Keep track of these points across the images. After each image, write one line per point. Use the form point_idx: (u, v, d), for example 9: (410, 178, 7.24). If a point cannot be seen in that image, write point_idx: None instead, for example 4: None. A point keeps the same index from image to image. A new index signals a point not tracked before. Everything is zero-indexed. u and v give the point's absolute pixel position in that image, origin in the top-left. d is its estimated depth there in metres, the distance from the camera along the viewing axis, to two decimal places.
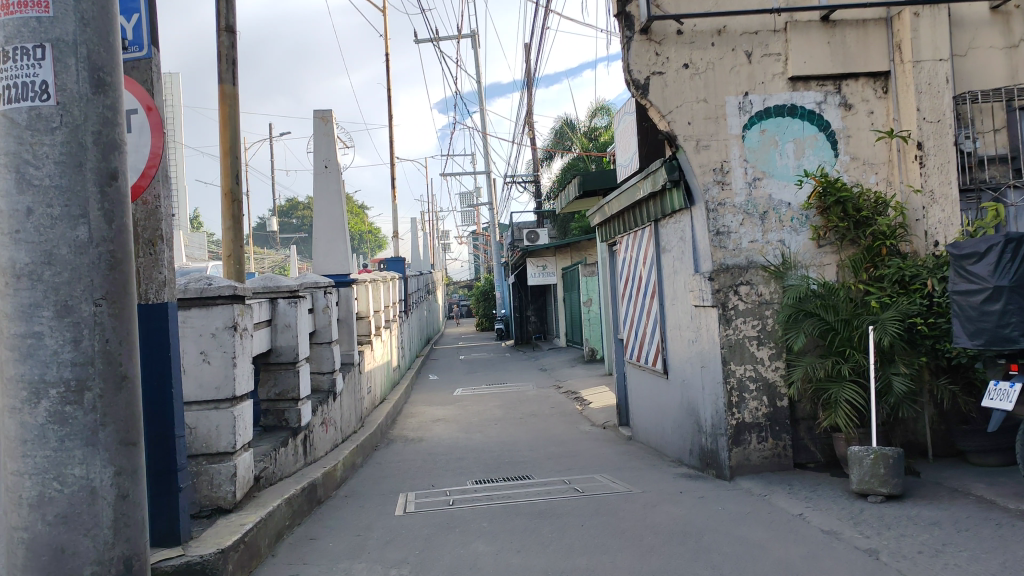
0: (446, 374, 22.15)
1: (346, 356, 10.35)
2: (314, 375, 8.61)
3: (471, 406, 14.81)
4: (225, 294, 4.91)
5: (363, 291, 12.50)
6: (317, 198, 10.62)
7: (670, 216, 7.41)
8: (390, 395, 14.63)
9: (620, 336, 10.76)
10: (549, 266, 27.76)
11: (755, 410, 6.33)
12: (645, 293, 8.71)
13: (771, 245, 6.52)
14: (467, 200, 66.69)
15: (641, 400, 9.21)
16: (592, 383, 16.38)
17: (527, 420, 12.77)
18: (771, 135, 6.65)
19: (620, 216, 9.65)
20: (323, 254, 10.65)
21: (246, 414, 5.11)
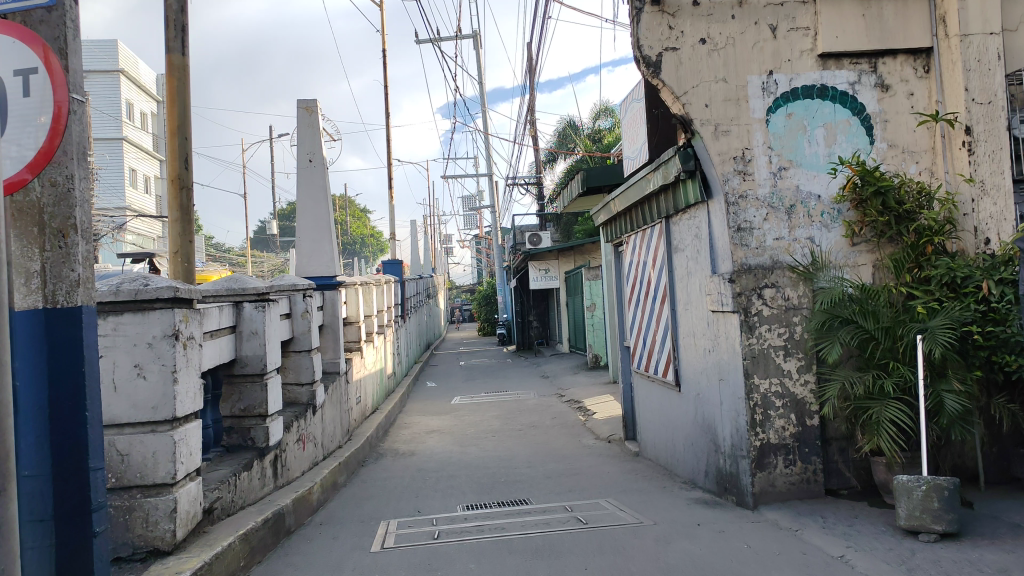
0: (445, 381, 21.37)
1: (331, 365, 9.60)
2: (292, 387, 7.86)
3: (469, 417, 14.05)
4: (164, 297, 4.17)
5: (353, 295, 11.76)
6: (301, 194, 9.89)
7: (684, 211, 6.65)
8: (383, 405, 13.89)
9: (626, 343, 10.01)
10: (552, 270, 27.01)
11: (782, 429, 5.56)
12: (654, 298, 7.95)
13: (799, 244, 5.78)
14: (470, 204, 66.01)
15: (649, 414, 8.45)
16: (596, 392, 15.62)
17: (527, 432, 12.01)
18: (799, 119, 5.88)
19: (628, 214, 8.89)
20: (307, 255, 9.91)
21: (192, 439, 4.38)
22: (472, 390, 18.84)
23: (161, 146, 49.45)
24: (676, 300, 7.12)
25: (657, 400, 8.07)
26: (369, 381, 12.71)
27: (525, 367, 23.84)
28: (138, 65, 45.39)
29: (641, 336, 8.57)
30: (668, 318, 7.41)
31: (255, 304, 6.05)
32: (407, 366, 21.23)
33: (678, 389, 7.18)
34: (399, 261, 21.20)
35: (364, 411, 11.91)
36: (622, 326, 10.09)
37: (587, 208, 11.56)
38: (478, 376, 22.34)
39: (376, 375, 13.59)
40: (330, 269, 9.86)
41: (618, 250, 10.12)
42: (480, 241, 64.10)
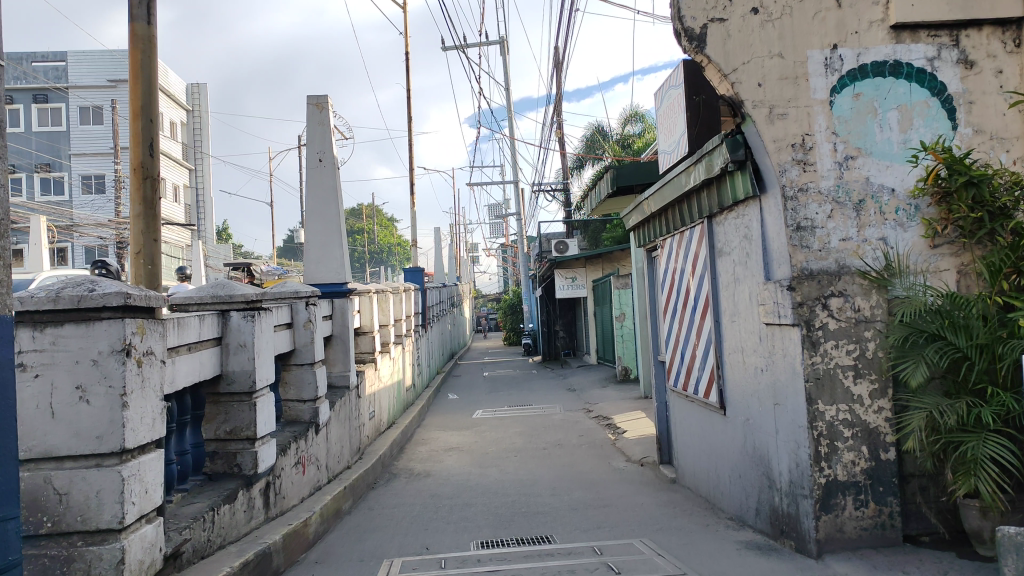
0: (468, 393, 20.65)
1: (340, 379, 8.90)
2: (293, 405, 7.16)
3: (491, 433, 13.28)
4: (112, 305, 3.44)
5: (367, 304, 11.06)
6: (310, 195, 9.20)
7: (730, 209, 5.82)
8: (400, 420, 13.17)
9: (660, 355, 9.21)
10: (579, 278, 26.17)
11: (852, 465, 4.74)
12: (694, 308, 7.13)
13: (870, 245, 4.95)
14: (496, 212, 65.38)
15: (688, 437, 7.63)
16: (626, 407, 14.76)
17: (552, 452, 11.20)
18: (868, 100, 5.05)
19: (663, 216, 8.08)
20: (315, 260, 9.23)
21: (148, 475, 3.65)
22: (495, 404, 18.08)
23: (188, 153, 49.52)
24: (720, 310, 6.30)
25: (697, 422, 7.26)
26: (385, 396, 11.99)
27: (551, 379, 23.03)
28: (165, 72, 45.48)
29: (679, 351, 7.76)
30: (710, 331, 6.59)
31: (243, 313, 5.34)
32: (428, 377, 20.52)
33: (724, 411, 6.35)
34: (420, 269, 20.52)
35: (378, 428, 11.19)
36: (656, 338, 9.27)
37: (617, 211, 10.75)
38: (502, 388, 21.58)
39: (392, 389, 12.87)
40: (340, 275, 9.17)
41: (651, 256, 9.30)
42: (506, 249, 63.43)
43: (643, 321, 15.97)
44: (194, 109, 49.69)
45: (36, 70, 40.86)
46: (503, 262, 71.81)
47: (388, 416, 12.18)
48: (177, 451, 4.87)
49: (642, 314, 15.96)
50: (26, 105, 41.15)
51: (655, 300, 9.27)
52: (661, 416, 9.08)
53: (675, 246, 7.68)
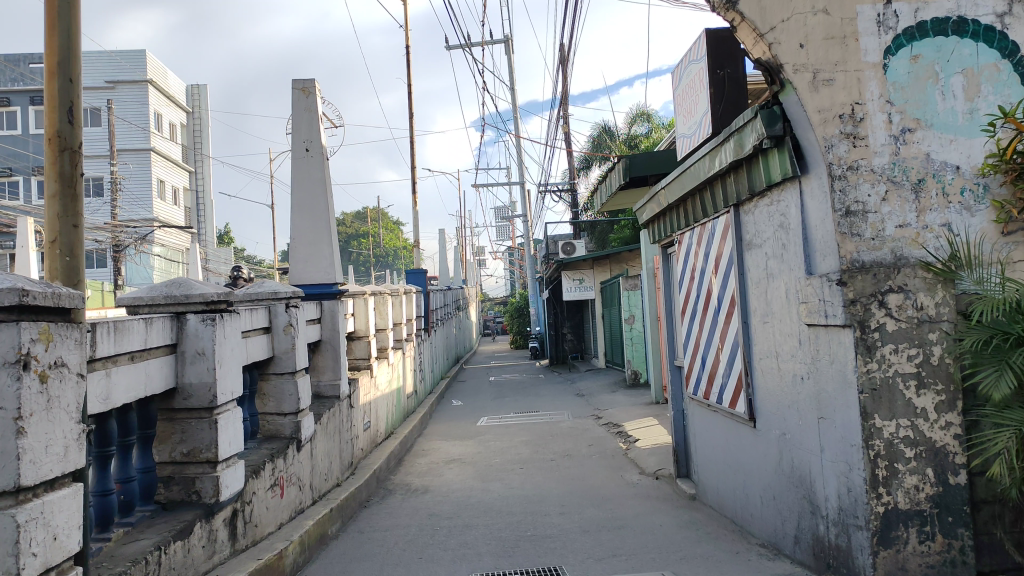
0: (472, 398, 19.93)
1: (330, 389, 8.19)
2: (272, 419, 6.43)
3: (495, 442, 12.54)
4: (5, 306, 2.73)
5: (361, 306, 10.35)
6: (297, 188, 8.47)
7: (761, 195, 5.09)
8: (400, 429, 12.44)
9: (676, 360, 8.47)
10: (586, 279, 25.40)
11: (915, 491, 3.98)
12: (717, 309, 6.39)
13: (932, 232, 4.21)
14: (501, 214, 64.69)
15: (710, 451, 6.89)
16: (637, 414, 13.99)
17: (560, 464, 10.45)
18: (929, 63, 4.30)
19: (681, 208, 7.35)
20: (302, 258, 8.50)
21: (58, 518, 2.94)
22: (500, 410, 17.34)
23: (190, 156, 49.05)
24: (749, 310, 5.56)
25: (720, 435, 6.50)
26: (382, 404, 11.27)
27: (558, 384, 22.27)
28: (166, 75, 45.02)
29: (699, 356, 7.01)
30: (736, 334, 5.84)
31: (203, 317, 4.64)
32: (431, 383, 19.81)
33: (754, 424, 5.60)
34: (422, 271, 19.81)
35: (374, 439, 10.46)
36: (672, 341, 8.53)
37: (628, 206, 10.01)
38: (507, 393, 20.84)
39: (390, 397, 12.15)
40: (330, 275, 8.48)
41: (666, 252, 8.56)
42: (512, 251, 62.71)
43: (655, 323, 15.20)
44: (196, 111, 49.24)
45: None
46: (509, 264, 71.08)
47: (385, 426, 11.45)
48: (120, 478, 4.26)
49: (653, 316, 15.19)
50: (26, 108, 40.86)
51: (670, 300, 8.52)
52: (678, 426, 8.33)
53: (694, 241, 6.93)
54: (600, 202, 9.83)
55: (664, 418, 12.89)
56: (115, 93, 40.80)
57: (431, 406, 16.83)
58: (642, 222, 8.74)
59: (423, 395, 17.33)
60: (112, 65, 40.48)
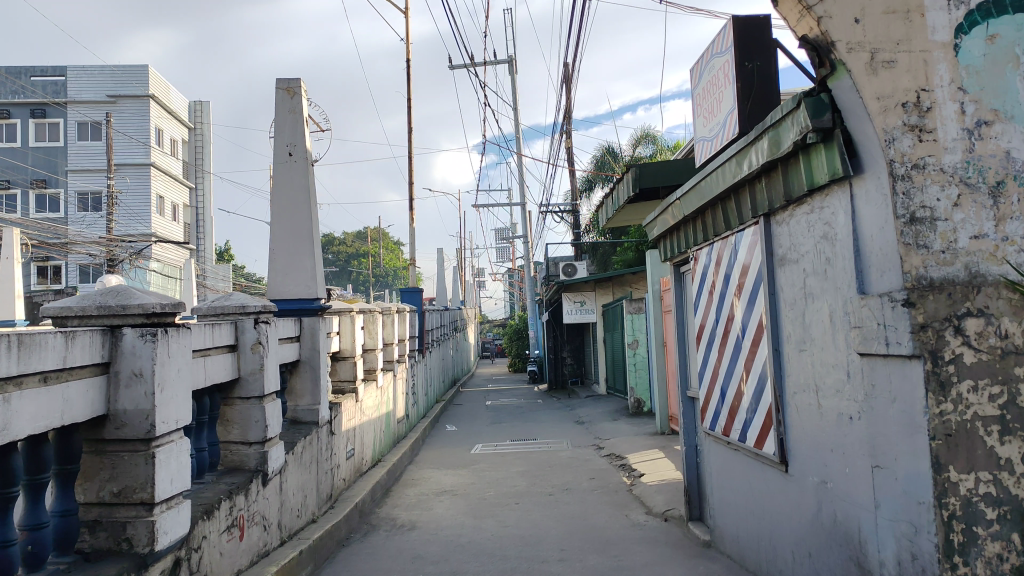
0: (467, 424, 19.13)
1: (307, 414, 7.45)
2: (235, 449, 5.68)
3: (489, 473, 11.74)
4: None
5: (347, 324, 9.57)
6: (277, 194, 7.76)
7: (799, 202, 4.40)
8: (388, 456, 11.66)
9: (688, 389, 7.75)
10: (588, 303, 24.63)
11: (999, 561, 3.17)
12: (740, 334, 5.69)
13: (1016, 245, 3.44)
14: (502, 235, 64.12)
15: (730, 494, 6.13)
16: (641, 445, 13.21)
17: (559, 499, 9.67)
18: (1007, 46, 3.58)
19: (696, 222, 6.67)
20: (281, 271, 7.77)
21: None
22: (496, 437, 16.53)
23: (189, 171, 48.56)
24: (780, 336, 4.84)
25: (742, 476, 5.76)
26: (368, 430, 10.51)
27: (557, 410, 21.46)
28: (168, 89, 44.62)
29: (718, 386, 6.29)
30: (765, 362, 5.12)
31: (142, 332, 3.92)
32: (426, 407, 19.00)
33: (786, 467, 4.86)
34: (418, 290, 19.03)
35: (357, 469, 9.66)
36: (683, 368, 7.81)
37: (637, 222, 9.32)
38: (505, 419, 20.03)
39: (378, 423, 11.35)
40: (311, 289, 7.73)
41: (678, 272, 7.86)
42: (513, 273, 62.07)
43: (660, 347, 14.45)
44: (196, 126, 48.80)
45: (35, 84, 40.11)
46: (510, 285, 70.33)
47: (372, 454, 10.65)
48: (28, 524, 3.43)
49: (659, 341, 14.45)
50: (23, 120, 40.45)
51: (682, 323, 7.82)
52: (690, 462, 7.58)
53: (714, 257, 6.24)
54: (606, 216, 9.12)
55: (669, 451, 12.11)
56: (115, 105, 40.40)
57: (424, 431, 16.02)
58: (651, 239, 8.04)
59: (416, 420, 16.52)
60: (112, 78, 40.15)
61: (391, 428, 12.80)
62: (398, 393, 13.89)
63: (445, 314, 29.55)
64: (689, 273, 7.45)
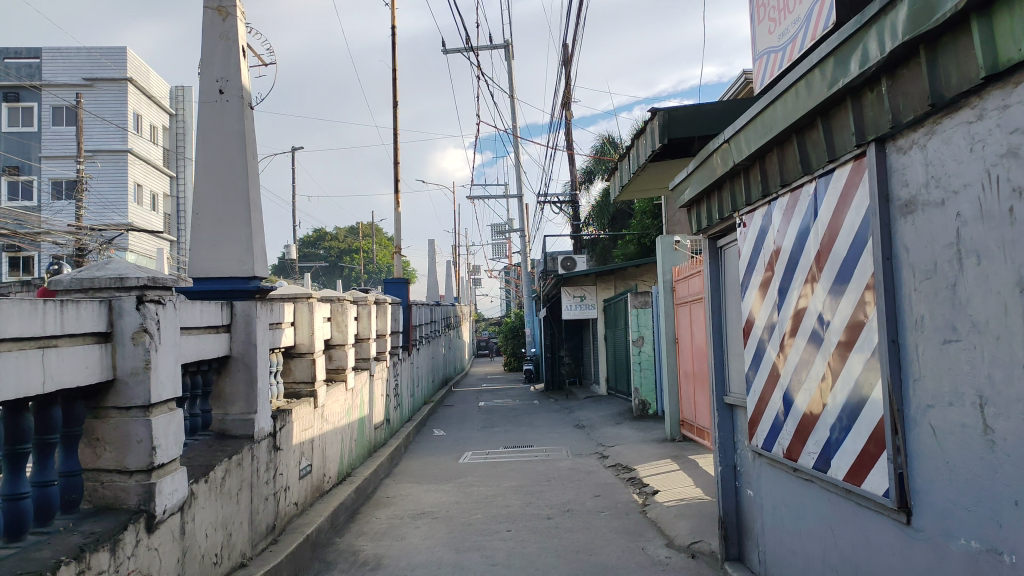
0: (456, 427, 17.43)
1: (239, 427, 5.85)
2: (113, 482, 4.06)
3: (476, 488, 10.10)
4: None
5: (303, 315, 7.91)
6: (203, 143, 6.09)
7: (957, 105, 2.78)
8: (359, 470, 9.98)
9: (728, 395, 6.10)
10: (588, 297, 22.77)
11: None
12: (820, 319, 4.05)
13: None
14: (498, 231, 62.56)
15: (798, 539, 4.46)
16: (651, 455, 11.54)
17: (559, 524, 8.00)
18: None
19: (746, 175, 5.03)
20: (208, 242, 6.07)
21: None
22: (487, 443, 14.90)
23: (173, 162, 46.89)
24: (902, 320, 3.20)
25: (820, 520, 4.11)
26: (332, 439, 8.83)
27: (554, 412, 19.84)
28: (150, 75, 42.96)
29: (780, 393, 4.65)
30: (869, 362, 3.48)
31: None
32: (411, 409, 17.32)
33: (908, 518, 3.22)
34: (403, 281, 17.29)
35: (315, 489, 8.00)
36: (720, 368, 6.17)
37: (663, 186, 7.67)
38: (497, 422, 18.40)
39: (346, 431, 9.66)
40: (246, 265, 6.04)
41: (715, 247, 6.23)
42: (509, 270, 60.38)
43: (672, 345, 12.82)
44: (180, 114, 47.15)
45: (10, 67, 38.36)
46: (505, 283, 68.72)
47: (337, 469, 8.99)
48: None
49: (671, 337, 12.82)
50: None
51: (720, 312, 6.18)
52: (728, 488, 5.91)
53: (776, 216, 4.61)
54: (624, 179, 7.49)
55: (685, 463, 10.48)
56: (93, 90, 38.79)
57: (406, 437, 14.35)
58: (682, 204, 6.40)
59: (397, 424, 14.86)
60: (91, 61, 38.48)
61: (365, 436, 11.14)
62: (376, 397, 12.19)
63: (436, 309, 27.84)
64: (733, 247, 5.81)
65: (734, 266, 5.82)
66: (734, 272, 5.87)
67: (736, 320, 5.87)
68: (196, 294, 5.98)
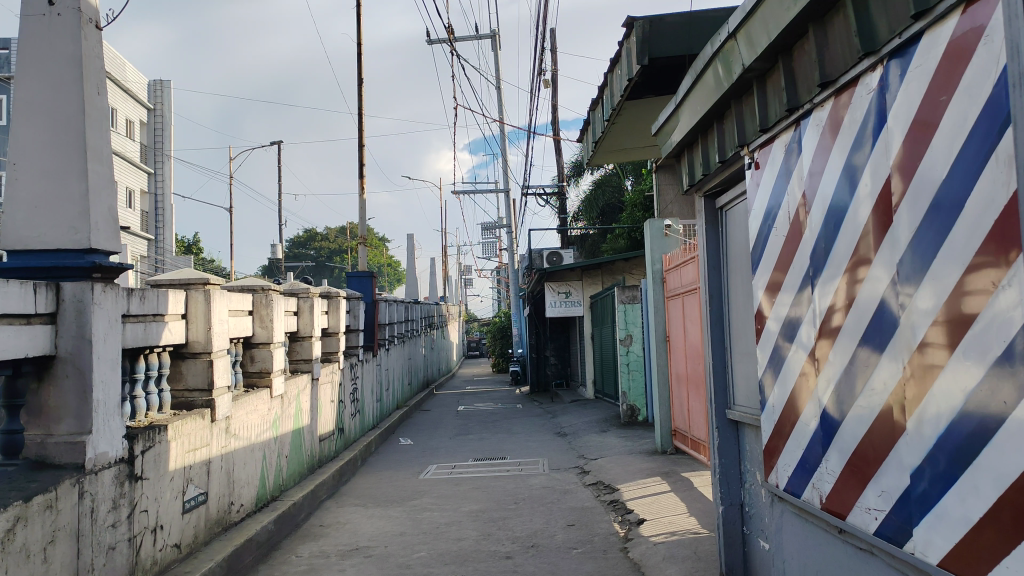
0: (427, 435, 15.88)
1: (65, 453, 4.31)
2: None
3: (429, 513, 8.53)
4: None
5: (197, 307, 6.27)
6: (26, 68, 4.50)
7: None
8: (290, 492, 8.43)
9: (732, 409, 4.57)
10: (574, 293, 21.23)
11: None
12: (889, 292, 2.57)
13: None
14: (488, 229, 61.09)
15: None
16: (638, 470, 10.03)
17: (519, 564, 6.46)
18: None
19: (762, 86, 3.57)
20: (30, 203, 4.51)
21: None
22: (457, 453, 13.34)
23: (150, 157, 45.28)
24: None
25: None
26: (247, 457, 7.28)
27: (536, 417, 18.32)
28: (124, 66, 41.38)
29: (816, 409, 3.13)
30: (996, 364, 2.04)
31: None
32: (377, 415, 15.75)
33: None
34: (369, 275, 15.69)
35: (213, 524, 6.40)
36: (720, 374, 4.64)
37: (651, 124, 6.18)
38: (473, 429, 16.84)
39: (270, 446, 8.04)
40: (79, 236, 4.48)
41: (714, 209, 4.68)
42: (499, 268, 58.76)
43: (664, 345, 11.27)
44: (157, 108, 45.58)
45: None
46: (496, 283, 67.13)
47: (252, 495, 7.38)
48: None
49: (662, 337, 11.27)
50: None
51: (719, 297, 4.65)
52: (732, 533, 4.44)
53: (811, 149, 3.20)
54: (610, 108, 6.02)
55: (676, 483, 8.93)
56: None
57: (366, 448, 12.77)
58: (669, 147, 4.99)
59: (358, 433, 13.30)
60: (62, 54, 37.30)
61: (305, 449, 9.56)
62: (321, 405, 10.58)
63: (414, 306, 26.24)
64: (740, 206, 4.30)
65: (742, 233, 4.30)
66: (740, 241, 4.35)
67: (744, 306, 4.35)
68: (7, 271, 4.43)
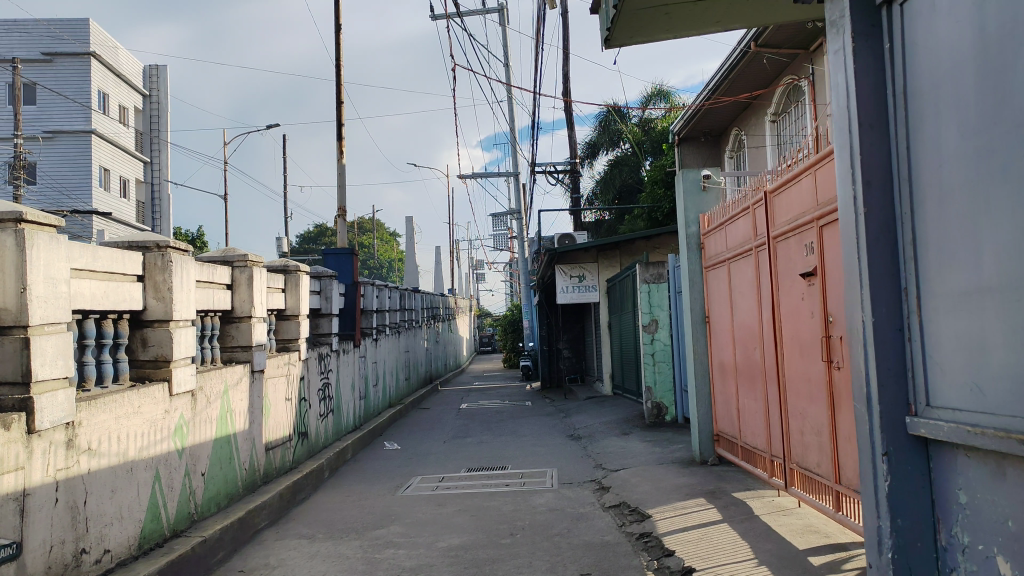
0: (419, 437, 13.65)
1: None
2: None
3: (393, 550, 6.31)
4: None
5: (5, 256, 4.07)
6: None
7: None
8: (206, 524, 6.19)
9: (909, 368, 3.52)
10: (589, 276, 18.79)
11: None
12: None
13: None
14: (499, 220, 58.76)
15: None
16: (672, 488, 7.76)
17: None
18: None
19: None
20: None
21: None
22: (449, 461, 11.11)
23: (145, 144, 43.04)
24: None
25: None
26: (118, 479, 5.04)
27: (547, 417, 16.06)
28: (117, 49, 39.26)
29: None
30: None
31: None
32: (362, 416, 13.56)
33: None
34: (347, 252, 13.27)
35: None
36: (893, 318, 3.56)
37: None
38: (474, 430, 14.57)
39: (166, 462, 5.73)
40: None
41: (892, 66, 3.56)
42: (511, 260, 56.39)
43: (703, 328, 8.92)
44: (154, 94, 43.05)
45: None
46: (508, 275, 64.84)
47: (123, 535, 5.05)
48: None
49: (701, 318, 8.91)
50: None
51: (904, 277, 3.53)
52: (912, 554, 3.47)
53: None
54: None
55: (726, 508, 6.66)
56: (53, 66, 36.41)
57: (339, 455, 10.55)
58: None
59: (332, 437, 11.08)
60: (49, 36, 36.37)
61: (242, 462, 7.34)
62: (271, 405, 8.33)
63: (414, 294, 23.91)
64: (952, 163, 3.15)
65: (953, 202, 3.17)
66: (946, 214, 3.21)
67: (945, 306, 3.25)
68: None
